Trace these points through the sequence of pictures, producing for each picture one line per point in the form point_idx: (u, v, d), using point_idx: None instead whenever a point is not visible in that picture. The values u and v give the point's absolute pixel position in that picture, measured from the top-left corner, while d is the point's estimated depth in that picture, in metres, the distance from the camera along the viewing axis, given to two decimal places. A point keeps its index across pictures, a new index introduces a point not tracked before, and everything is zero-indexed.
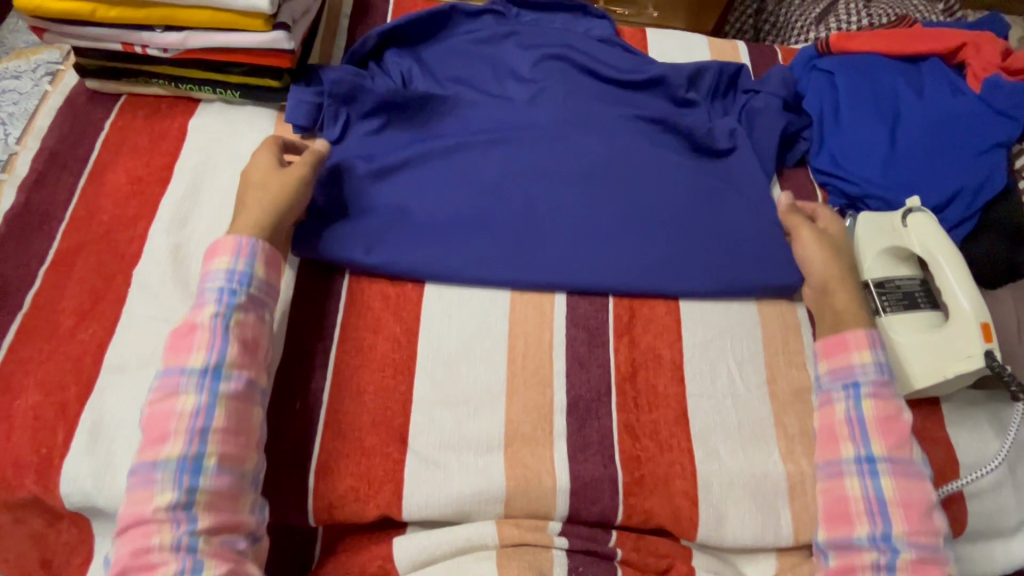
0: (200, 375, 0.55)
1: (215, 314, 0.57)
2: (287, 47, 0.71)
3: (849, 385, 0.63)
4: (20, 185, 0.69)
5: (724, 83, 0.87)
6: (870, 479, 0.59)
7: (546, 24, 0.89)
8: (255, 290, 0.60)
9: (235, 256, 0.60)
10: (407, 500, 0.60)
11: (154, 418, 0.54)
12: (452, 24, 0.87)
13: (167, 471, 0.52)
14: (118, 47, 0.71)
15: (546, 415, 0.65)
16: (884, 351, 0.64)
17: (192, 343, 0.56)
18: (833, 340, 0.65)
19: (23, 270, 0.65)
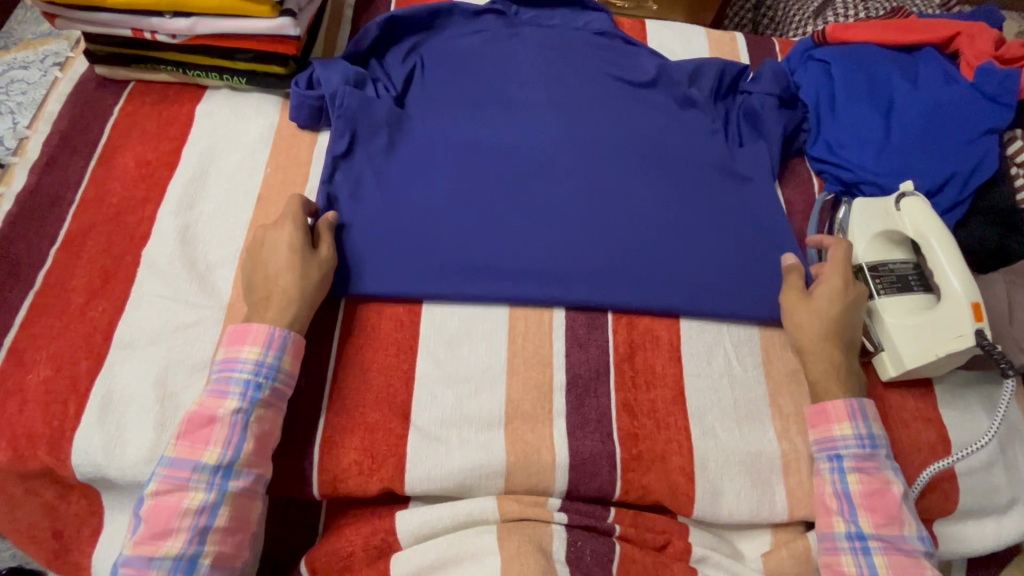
0: (212, 474, 0.55)
1: (238, 409, 0.57)
2: (292, 34, 0.72)
3: (833, 456, 0.64)
4: (31, 168, 0.71)
5: (726, 85, 0.87)
6: (864, 557, 0.60)
7: (544, 21, 0.90)
8: (279, 383, 0.60)
9: (264, 347, 0.59)
10: (409, 474, 0.61)
11: (160, 507, 0.54)
12: (452, 23, 0.88)
13: (163, 569, 0.53)
14: (128, 33, 0.72)
15: (546, 394, 0.67)
16: (866, 423, 0.64)
17: (209, 438, 0.55)
18: (822, 411, 0.65)
19: (35, 249, 0.66)
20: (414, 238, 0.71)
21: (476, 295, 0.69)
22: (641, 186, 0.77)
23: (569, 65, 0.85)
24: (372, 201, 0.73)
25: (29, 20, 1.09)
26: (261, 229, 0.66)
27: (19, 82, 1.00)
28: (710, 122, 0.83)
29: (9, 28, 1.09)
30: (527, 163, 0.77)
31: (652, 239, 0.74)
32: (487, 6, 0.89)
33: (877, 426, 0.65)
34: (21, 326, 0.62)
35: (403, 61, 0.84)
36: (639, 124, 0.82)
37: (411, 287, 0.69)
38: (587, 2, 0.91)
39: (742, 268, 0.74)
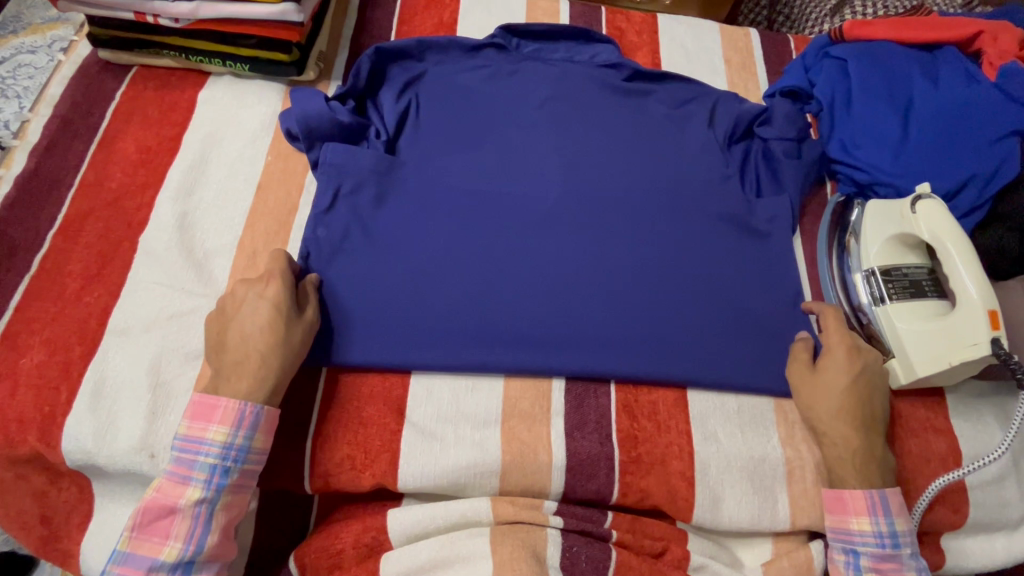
0: (174, 567, 0.54)
1: (201, 499, 0.54)
2: (295, 20, 0.70)
3: (849, 549, 0.61)
4: (32, 151, 0.70)
5: (741, 130, 0.83)
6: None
7: (547, 55, 0.87)
8: (249, 463, 0.57)
9: (233, 428, 0.55)
10: (402, 470, 0.60)
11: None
12: (450, 58, 0.84)
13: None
14: (130, 16, 0.71)
15: (544, 393, 0.66)
16: (886, 522, 0.60)
17: (170, 534, 0.53)
18: (840, 500, 0.61)
19: (32, 233, 0.66)
20: (410, 277, 0.67)
21: (468, 367, 0.64)
22: (642, 191, 0.78)
23: (574, 109, 0.82)
24: (359, 256, 0.68)
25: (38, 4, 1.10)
26: (242, 283, 0.61)
27: (27, 66, 1.00)
28: (724, 167, 0.80)
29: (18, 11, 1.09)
30: (528, 167, 0.77)
31: (653, 244, 0.74)
32: (486, 40, 0.84)
33: (902, 520, 0.61)
34: (16, 310, 0.61)
35: (401, 96, 0.79)
36: (641, 131, 0.82)
37: (397, 357, 0.64)
38: (590, 34, 0.87)
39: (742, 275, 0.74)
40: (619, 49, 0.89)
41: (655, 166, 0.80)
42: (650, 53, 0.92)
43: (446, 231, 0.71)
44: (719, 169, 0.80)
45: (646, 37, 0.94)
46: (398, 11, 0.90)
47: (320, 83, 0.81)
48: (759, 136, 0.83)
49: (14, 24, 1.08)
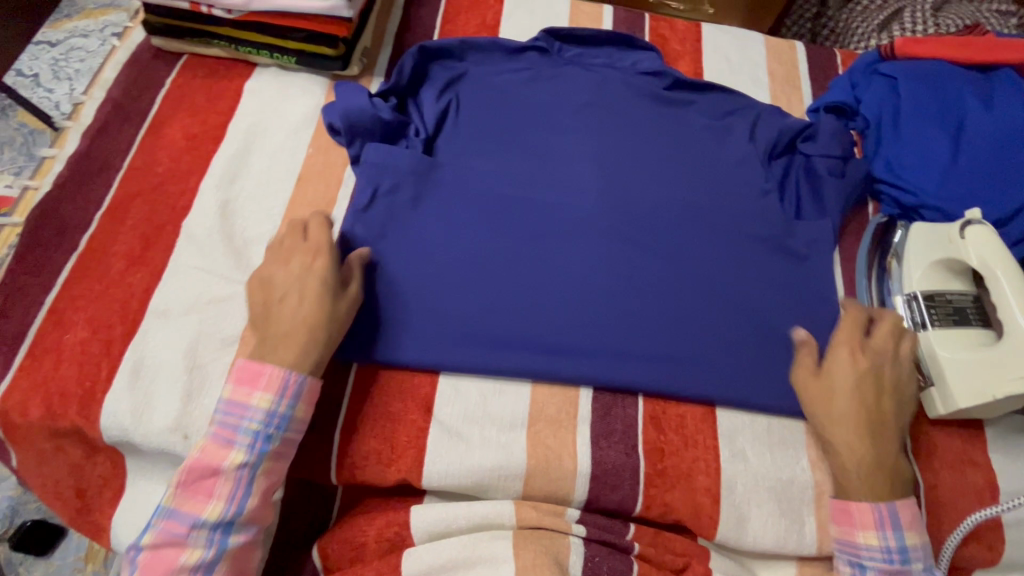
0: (214, 530, 0.54)
1: (242, 463, 0.55)
2: (345, 15, 0.72)
3: (855, 564, 0.59)
4: (84, 132, 0.72)
5: (783, 144, 0.82)
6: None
7: (588, 60, 0.86)
8: (290, 432, 0.57)
9: (276, 395, 0.56)
10: (427, 468, 0.60)
11: (158, 558, 0.53)
12: (494, 59, 0.84)
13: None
14: (186, 5, 0.73)
15: (572, 399, 0.65)
16: (898, 535, 0.59)
17: (213, 493, 0.54)
18: (847, 512, 0.60)
19: (81, 211, 0.67)
20: (444, 277, 0.68)
21: (497, 370, 0.64)
22: (677, 201, 0.77)
23: (613, 116, 0.82)
24: (394, 252, 0.69)
25: None
26: (288, 256, 0.63)
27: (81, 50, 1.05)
28: (764, 182, 0.79)
29: None
30: (565, 173, 0.77)
31: (687, 256, 0.74)
32: (529, 43, 0.85)
33: (915, 536, 0.59)
34: (62, 286, 0.63)
35: (441, 95, 0.80)
36: (680, 141, 0.81)
37: (426, 355, 0.64)
38: (634, 41, 0.87)
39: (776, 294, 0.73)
40: (661, 57, 0.88)
41: (693, 178, 0.79)
42: (693, 62, 0.91)
43: (481, 232, 0.71)
44: (758, 184, 0.79)
45: (690, 46, 0.92)
46: (443, 10, 0.90)
47: (363, 79, 0.82)
48: (802, 152, 0.81)
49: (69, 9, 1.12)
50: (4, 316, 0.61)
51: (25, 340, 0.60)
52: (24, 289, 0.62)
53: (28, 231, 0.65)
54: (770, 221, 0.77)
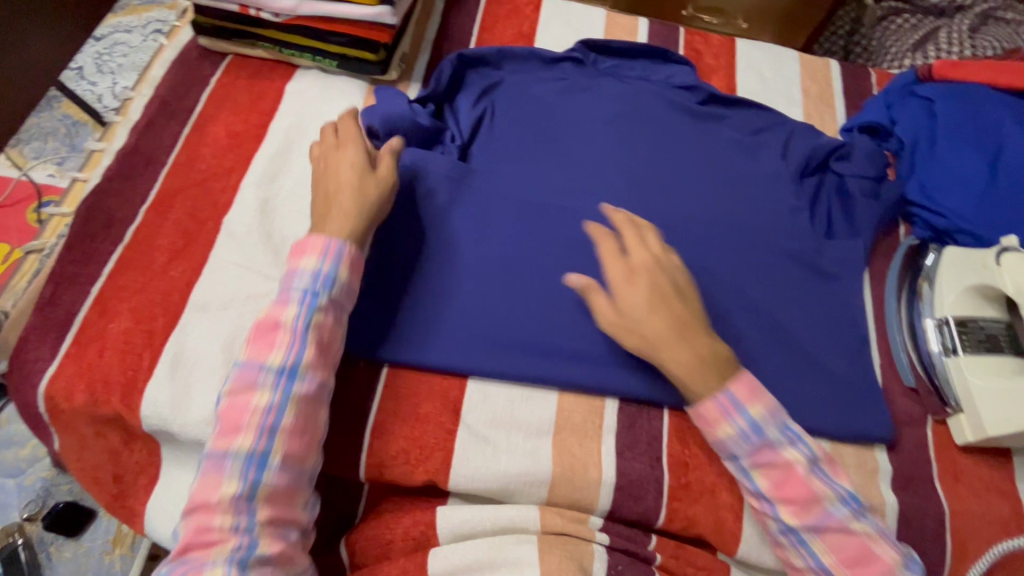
0: (278, 375, 0.56)
1: (297, 317, 0.58)
2: (389, 22, 0.73)
3: (731, 457, 0.59)
4: (132, 128, 0.74)
5: (815, 162, 0.82)
6: (806, 549, 0.57)
7: (623, 72, 0.87)
8: (336, 293, 0.60)
9: (322, 257, 0.60)
10: (455, 470, 0.61)
11: (233, 406, 0.56)
12: (529, 68, 0.85)
13: (237, 464, 0.53)
14: (235, 7, 0.75)
15: (598, 409, 0.66)
16: (746, 413, 0.58)
17: (274, 343, 0.57)
18: (697, 415, 0.60)
19: (127, 205, 0.69)
20: (475, 282, 0.69)
21: (526, 377, 0.65)
22: (707, 217, 0.78)
23: (646, 128, 0.82)
24: (428, 256, 0.70)
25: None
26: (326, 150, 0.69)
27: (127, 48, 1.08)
28: (796, 200, 0.79)
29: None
30: (597, 184, 0.78)
31: (715, 272, 0.74)
32: (564, 53, 0.86)
33: (758, 404, 0.58)
34: (108, 277, 0.65)
35: (476, 103, 0.81)
36: (712, 156, 0.82)
37: (457, 359, 0.65)
38: (668, 54, 0.88)
39: (802, 312, 0.73)
40: (695, 71, 0.88)
41: (724, 193, 0.79)
42: (726, 77, 0.91)
43: (513, 239, 0.72)
44: (789, 202, 0.79)
45: (724, 60, 0.93)
46: (481, 18, 0.91)
47: (400, 84, 0.83)
48: (834, 170, 0.82)
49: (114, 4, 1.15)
50: (53, 304, 0.63)
51: (72, 328, 0.62)
52: (72, 278, 0.64)
53: (78, 222, 0.67)
54: (801, 239, 0.77)
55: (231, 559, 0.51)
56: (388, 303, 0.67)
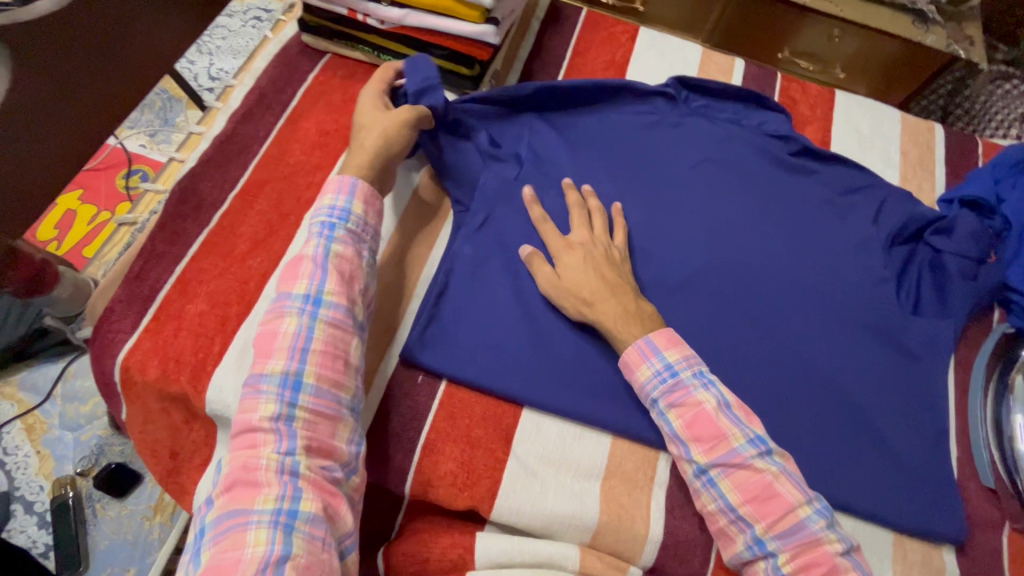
0: (304, 301, 0.57)
1: (318, 247, 0.59)
2: (491, 41, 0.73)
3: (651, 403, 0.61)
4: (230, 116, 0.77)
5: (910, 231, 0.78)
6: (713, 490, 0.57)
7: (714, 112, 0.84)
8: (353, 225, 0.62)
9: (337, 194, 0.63)
10: (500, 502, 0.60)
11: (266, 333, 0.56)
12: (620, 98, 0.83)
13: (273, 385, 0.53)
14: (343, 11, 0.76)
15: (651, 460, 0.64)
16: (663, 356, 0.61)
17: (298, 271, 0.58)
18: (622, 363, 0.63)
19: (218, 190, 0.71)
20: (542, 311, 0.68)
21: (583, 416, 0.63)
22: (785, 275, 0.75)
23: (733, 175, 0.80)
24: (497, 278, 0.70)
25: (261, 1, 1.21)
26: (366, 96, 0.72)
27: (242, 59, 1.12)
28: (884, 269, 0.75)
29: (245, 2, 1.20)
30: (676, 226, 0.76)
31: (788, 334, 0.72)
32: (658, 88, 0.83)
33: (676, 351, 0.61)
34: (191, 259, 0.67)
35: (562, 130, 0.81)
36: (798, 212, 0.79)
37: (515, 387, 0.64)
38: (765, 100, 0.85)
39: (877, 389, 0.70)
40: (790, 120, 0.85)
41: (806, 252, 0.76)
42: (821, 129, 0.88)
43: None
44: (876, 270, 0.75)
45: (820, 112, 0.89)
46: (576, 43, 0.91)
47: None
48: (930, 243, 0.77)
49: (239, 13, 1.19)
50: (140, 279, 0.65)
51: (153, 305, 0.64)
52: (160, 255, 0.67)
53: (171, 202, 0.70)
54: (885, 312, 0.73)
55: (279, 510, 0.47)
56: (454, 322, 0.67)
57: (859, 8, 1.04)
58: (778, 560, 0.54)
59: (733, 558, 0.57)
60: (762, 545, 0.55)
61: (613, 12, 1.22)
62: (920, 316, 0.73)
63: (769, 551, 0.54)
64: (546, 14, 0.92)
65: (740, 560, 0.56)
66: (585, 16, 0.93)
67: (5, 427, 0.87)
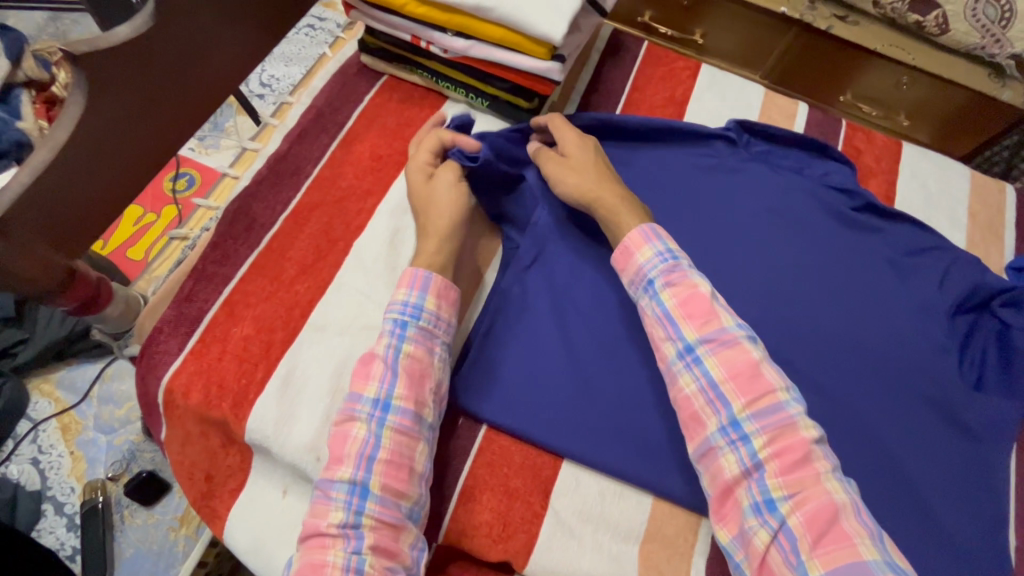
0: (373, 406, 0.56)
1: (390, 346, 0.58)
2: (555, 78, 0.71)
3: (645, 285, 0.61)
4: (286, 135, 0.77)
5: (976, 300, 0.74)
6: (697, 369, 0.56)
7: (776, 159, 0.82)
8: (426, 322, 0.60)
9: (411, 288, 0.61)
10: (535, 558, 0.59)
11: (337, 436, 0.56)
12: (679, 139, 0.81)
13: (341, 492, 0.53)
14: (407, 38, 0.74)
15: (693, 526, 0.61)
16: (664, 236, 0.62)
17: (369, 372, 0.57)
18: (620, 247, 0.63)
19: (269, 212, 0.71)
20: (589, 360, 0.66)
21: (625, 475, 0.61)
22: (841, 338, 0.72)
23: (792, 227, 0.77)
24: (544, 321, 0.68)
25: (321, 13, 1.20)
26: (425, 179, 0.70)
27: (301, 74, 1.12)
28: (946, 339, 0.72)
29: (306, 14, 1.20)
30: (729, 278, 0.74)
31: (841, 402, 0.69)
32: (718, 131, 0.81)
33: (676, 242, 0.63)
34: (240, 281, 0.66)
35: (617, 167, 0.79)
36: (858, 272, 0.75)
37: (557, 439, 0.62)
38: (829, 149, 0.82)
39: (933, 469, 0.66)
40: (854, 173, 0.82)
41: (865, 315, 0.73)
42: (885, 183, 0.84)
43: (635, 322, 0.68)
44: (938, 339, 0.72)
45: (885, 164, 0.86)
46: (635, 77, 0.89)
47: None
48: (997, 315, 0.73)
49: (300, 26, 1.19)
50: (189, 299, 0.65)
51: (199, 326, 0.64)
52: (210, 275, 0.67)
53: (224, 222, 0.70)
54: (946, 385, 0.70)
55: None
56: (497, 364, 0.66)
57: (933, 55, 0.99)
58: (753, 441, 0.53)
59: (701, 446, 0.56)
60: (738, 426, 0.54)
61: (669, 41, 1.19)
62: (983, 392, 0.70)
63: (742, 433, 0.54)
64: (607, 45, 0.90)
65: (710, 445, 0.55)
66: (646, 49, 0.91)
67: (41, 425, 0.92)
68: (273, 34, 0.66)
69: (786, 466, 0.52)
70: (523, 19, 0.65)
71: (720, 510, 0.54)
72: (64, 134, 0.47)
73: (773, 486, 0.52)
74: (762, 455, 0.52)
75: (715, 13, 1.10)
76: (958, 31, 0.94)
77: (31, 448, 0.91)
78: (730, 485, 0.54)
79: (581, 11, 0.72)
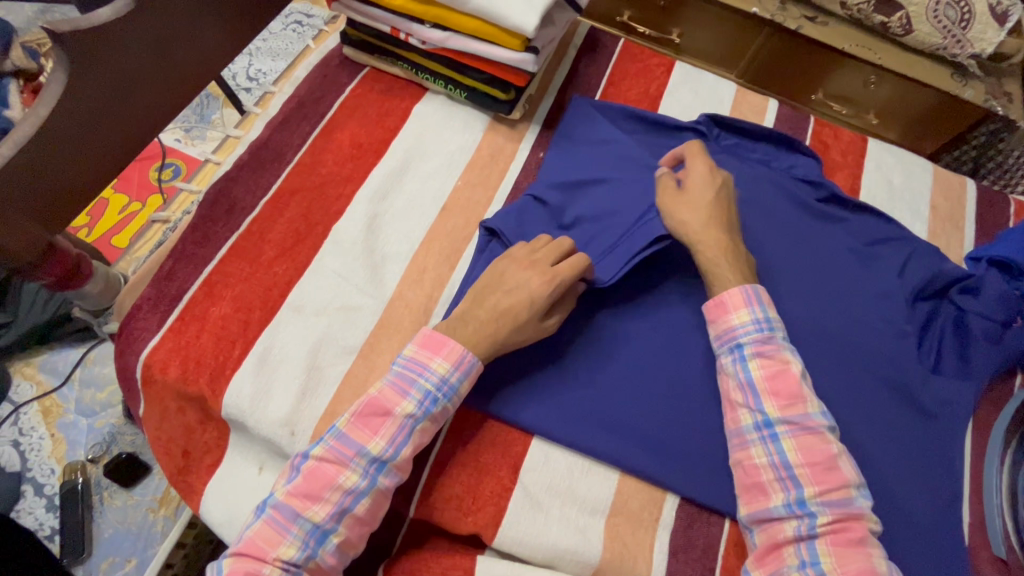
0: (370, 463, 0.56)
1: (411, 414, 0.57)
2: (528, 69, 0.73)
3: (734, 348, 0.63)
4: (268, 123, 0.79)
5: (935, 288, 0.77)
6: (772, 445, 0.58)
7: (745, 153, 0.85)
8: (451, 404, 0.60)
9: (453, 367, 0.59)
10: (503, 531, 0.60)
11: (319, 472, 0.55)
12: (654, 130, 0.84)
13: (302, 530, 0.53)
14: (387, 29, 0.77)
15: (658, 501, 0.63)
16: (763, 308, 0.63)
17: (381, 431, 0.56)
18: (715, 305, 0.65)
19: (250, 196, 0.73)
20: (558, 340, 0.68)
21: (592, 452, 0.63)
22: (805, 321, 0.74)
23: (760, 217, 0.79)
24: None
25: (307, 9, 1.23)
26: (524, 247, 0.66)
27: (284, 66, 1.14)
28: (905, 324, 0.74)
29: (292, 11, 1.23)
30: None
31: None
32: (689, 124, 0.84)
33: (773, 312, 0.64)
34: (219, 262, 0.68)
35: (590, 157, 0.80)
36: (823, 260, 0.78)
37: (529, 417, 0.64)
38: (797, 143, 0.84)
39: (891, 448, 0.69)
40: (820, 165, 0.85)
41: (828, 302, 0.76)
42: (851, 176, 0.88)
43: (604, 305, 0.70)
44: (898, 325, 0.74)
45: (852, 159, 0.89)
46: (611, 73, 0.91)
47: (521, 124, 0.83)
48: (954, 301, 0.76)
49: (285, 22, 1.22)
50: (169, 278, 0.67)
51: (179, 304, 0.66)
52: (189, 256, 0.68)
53: (204, 205, 0.72)
54: (905, 367, 0.72)
55: None
56: None
57: (899, 56, 1.03)
58: (817, 518, 0.55)
59: (759, 510, 0.57)
60: (803, 504, 0.56)
61: (649, 40, 1.23)
62: (940, 374, 0.73)
63: (806, 509, 0.56)
64: (584, 41, 0.93)
65: (772, 514, 0.57)
66: (622, 46, 0.94)
67: (22, 408, 0.95)
68: (253, 29, 0.69)
69: (841, 543, 0.54)
70: (497, 11, 0.68)
71: (761, 558, 0.56)
72: (47, 110, 0.49)
73: (823, 551, 0.54)
74: (819, 531, 0.55)
75: (690, 14, 1.13)
76: (921, 32, 0.98)
77: (12, 430, 0.94)
78: (780, 543, 0.56)
79: (555, 6, 0.76)
